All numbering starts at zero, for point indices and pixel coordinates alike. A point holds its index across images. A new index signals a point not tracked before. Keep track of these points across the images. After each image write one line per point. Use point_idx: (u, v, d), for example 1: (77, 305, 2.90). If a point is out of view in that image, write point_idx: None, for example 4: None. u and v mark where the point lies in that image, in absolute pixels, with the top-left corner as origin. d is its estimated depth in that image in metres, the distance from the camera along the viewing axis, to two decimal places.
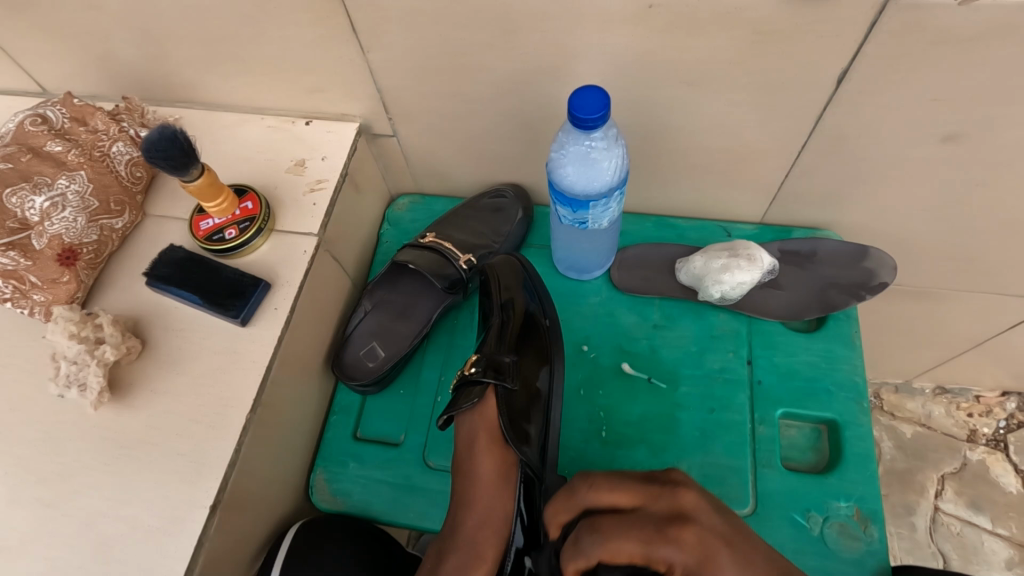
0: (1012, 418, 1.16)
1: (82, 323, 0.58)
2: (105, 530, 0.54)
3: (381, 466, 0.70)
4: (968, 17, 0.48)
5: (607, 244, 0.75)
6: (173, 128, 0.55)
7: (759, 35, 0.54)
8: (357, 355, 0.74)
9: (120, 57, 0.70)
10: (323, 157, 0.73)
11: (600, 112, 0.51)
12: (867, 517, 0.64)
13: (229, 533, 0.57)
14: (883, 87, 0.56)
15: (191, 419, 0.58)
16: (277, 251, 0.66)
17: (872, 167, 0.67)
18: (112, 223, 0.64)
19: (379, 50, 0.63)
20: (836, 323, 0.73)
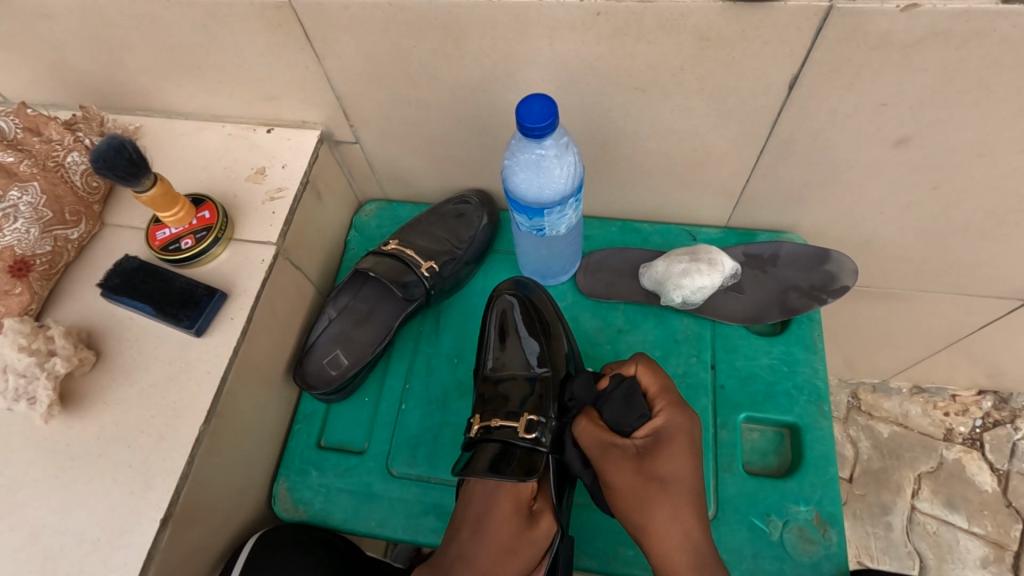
0: (987, 417, 1.17)
1: (33, 336, 0.57)
2: (53, 544, 0.53)
3: (343, 475, 0.70)
4: (908, 23, 0.48)
5: (570, 250, 0.75)
6: (121, 139, 0.55)
7: (704, 42, 0.54)
8: (320, 363, 0.74)
9: (75, 65, 0.70)
10: (283, 165, 0.73)
11: (546, 121, 0.51)
12: (826, 521, 0.64)
13: (183, 544, 0.57)
14: (831, 91, 0.57)
15: (142, 430, 0.58)
16: (234, 261, 0.66)
17: (828, 170, 0.67)
18: (67, 233, 0.64)
19: (333, 58, 0.63)
20: (797, 326, 0.74)
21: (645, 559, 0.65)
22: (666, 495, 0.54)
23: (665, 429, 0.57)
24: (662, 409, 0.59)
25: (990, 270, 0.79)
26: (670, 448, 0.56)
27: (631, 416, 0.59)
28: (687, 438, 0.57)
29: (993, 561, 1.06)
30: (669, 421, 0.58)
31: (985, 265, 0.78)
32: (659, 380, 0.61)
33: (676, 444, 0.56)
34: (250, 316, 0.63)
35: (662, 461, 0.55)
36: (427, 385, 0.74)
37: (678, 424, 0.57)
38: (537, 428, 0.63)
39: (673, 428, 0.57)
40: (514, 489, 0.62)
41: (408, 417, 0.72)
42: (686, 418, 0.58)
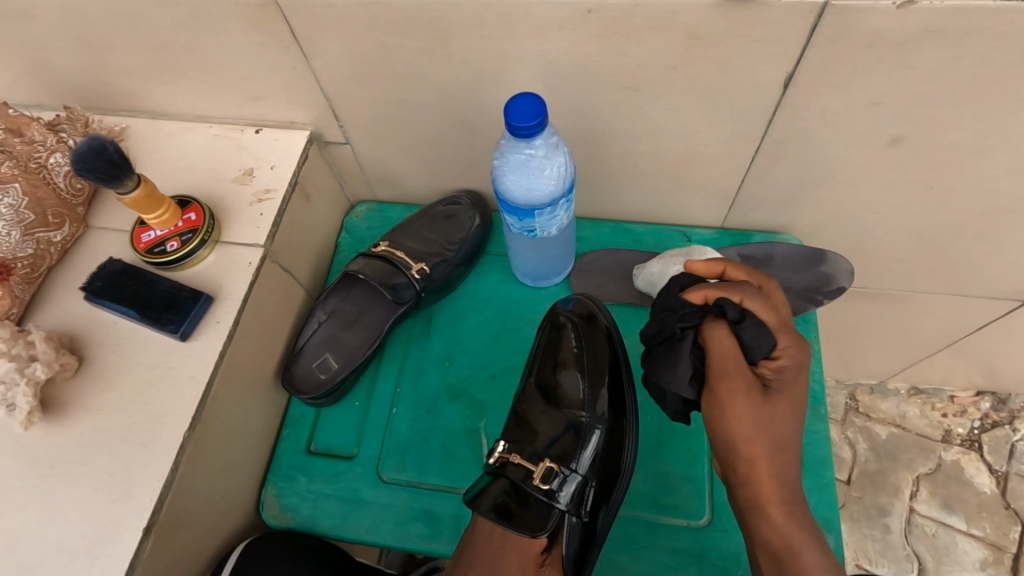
0: (986, 418, 1.16)
1: (12, 340, 0.55)
2: (30, 554, 0.52)
3: (331, 481, 0.69)
4: (903, 20, 0.47)
5: (563, 251, 0.74)
6: (102, 139, 0.54)
7: (695, 40, 0.53)
8: (309, 367, 0.73)
9: (57, 65, 0.69)
10: (271, 166, 0.72)
11: (535, 120, 0.50)
12: (823, 526, 0.63)
13: (166, 554, 0.56)
14: (825, 90, 0.56)
15: (123, 437, 0.56)
16: (220, 263, 0.65)
17: (823, 170, 0.66)
18: (49, 236, 0.63)
19: (319, 57, 0.62)
20: (793, 328, 0.73)
21: (639, 565, 0.64)
22: (767, 429, 0.51)
23: (786, 367, 0.52)
24: (789, 344, 0.53)
25: (988, 271, 0.78)
26: (790, 388, 0.52)
27: (758, 350, 0.52)
28: (802, 373, 0.53)
29: (992, 564, 1.05)
30: (791, 355, 0.53)
31: (982, 265, 0.77)
32: (774, 314, 0.53)
33: (798, 384, 0.53)
34: (236, 319, 0.62)
35: (779, 402, 0.52)
36: (417, 389, 0.73)
37: (801, 358, 0.53)
38: (554, 480, 0.59)
39: (795, 367, 0.53)
40: (520, 544, 0.60)
41: (398, 422, 0.71)
42: (799, 349, 0.53)
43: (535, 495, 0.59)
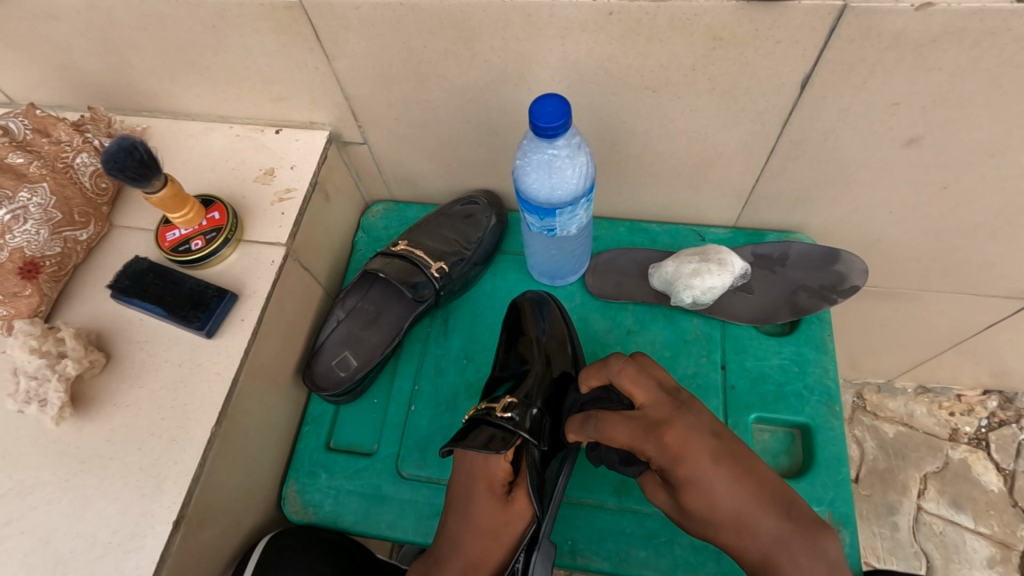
0: (992, 417, 1.17)
1: (43, 337, 0.57)
2: (63, 547, 0.53)
3: (352, 477, 0.70)
4: (922, 22, 0.48)
5: (579, 251, 0.75)
6: (132, 140, 0.55)
7: (715, 42, 0.54)
8: (329, 364, 0.74)
9: (83, 67, 0.70)
10: (292, 166, 0.72)
11: (559, 121, 0.51)
12: (839, 522, 0.64)
13: (193, 549, 0.56)
14: (842, 91, 0.57)
15: (152, 433, 0.57)
16: (244, 262, 0.66)
17: (838, 170, 0.67)
18: (76, 234, 0.64)
19: (342, 58, 0.63)
20: (807, 326, 0.74)
21: (657, 560, 0.64)
22: (701, 509, 0.50)
23: (662, 466, 0.52)
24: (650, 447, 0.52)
25: (998, 270, 0.79)
26: (683, 475, 0.50)
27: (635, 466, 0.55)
28: (682, 446, 0.50)
29: (1000, 561, 1.06)
30: (656, 454, 0.52)
31: (993, 265, 0.78)
32: (624, 438, 0.54)
33: (682, 464, 0.50)
34: (260, 317, 0.63)
35: (687, 491, 0.50)
36: (436, 387, 0.74)
37: (663, 453, 0.51)
38: (514, 409, 0.62)
39: (669, 459, 0.51)
40: (487, 471, 0.61)
41: (417, 419, 0.72)
42: (667, 451, 0.51)
43: (501, 423, 0.61)
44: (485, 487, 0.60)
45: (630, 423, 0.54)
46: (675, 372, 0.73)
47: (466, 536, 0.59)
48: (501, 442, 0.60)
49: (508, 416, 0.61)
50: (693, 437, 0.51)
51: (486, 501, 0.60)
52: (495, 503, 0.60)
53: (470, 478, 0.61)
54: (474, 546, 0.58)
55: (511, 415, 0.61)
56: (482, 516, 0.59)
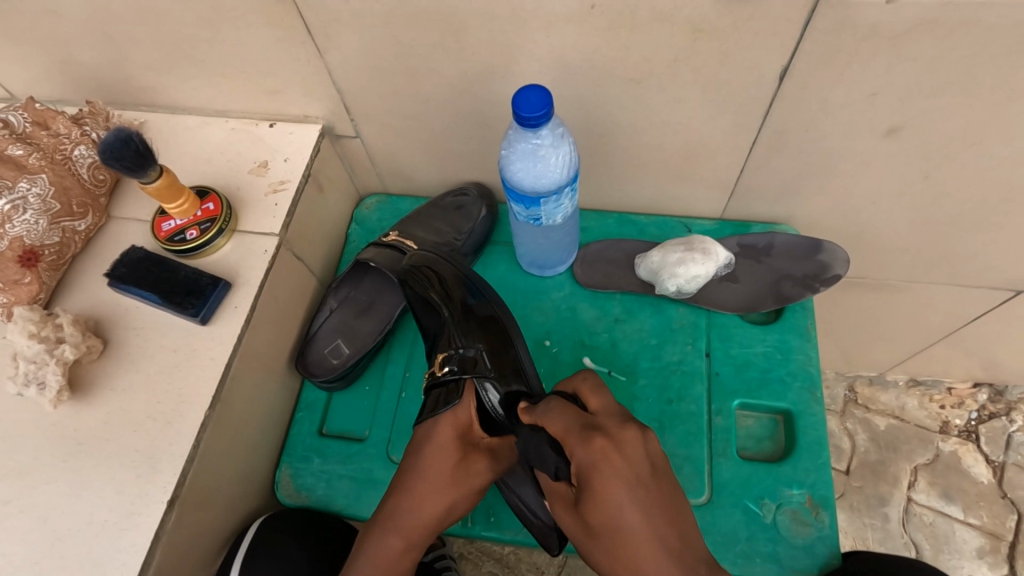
0: (983, 410, 1.18)
1: (42, 323, 0.59)
2: (61, 525, 0.55)
3: (344, 461, 0.72)
4: (895, 13, 0.50)
5: (566, 241, 0.76)
6: (128, 131, 0.56)
7: (696, 34, 0.55)
8: (322, 352, 0.76)
9: (83, 62, 0.72)
10: (285, 158, 0.74)
11: (542, 110, 0.53)
12: (820, 504, 0.65)
13: (188, 528, 0.58)
14: (821, 82, 0.58)
15: (148, 416, 0.59)
16: (238, 251, 0.67)
17: (820, 161, 0.68)
18: (74, 225, 0.65)
19: (335, 52, 0.64)
20: (792, 315, 0.75)
21: None
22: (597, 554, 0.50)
23: (582, 470, 0.49)
24: (598, 443, 0.49)
25: (981, 261, 0.80)
26: (595, 490, 0.48)
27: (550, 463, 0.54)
28: (608, 463, 0.48)
29: (989, 552, 1.07)
30: (582, 453, 0.50)
31: (976, 256, 0.79)
32: (563, 422, 0.54)
33: (600, 485, 0.48)
34: (255, 304, 0.65)
35: (596, 504, 0.48)
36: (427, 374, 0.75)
37: (589, 454, 0.49)
38: (450, 362, 0.65)
39: (596, 474, 0.48)
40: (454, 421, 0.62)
41: (408, 405, 0.74)
42: (612, 428, 0.51)
43: (443, 380, 0.65)
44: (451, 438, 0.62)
45: (571, 415, 0.54)
46: (661, 359, 0.74)
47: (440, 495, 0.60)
48: (453, 390, 0.64)
49: (449, 369, 0.65)
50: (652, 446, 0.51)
51: (449, 453, 0.61)
52: (450, 453, 0.61)
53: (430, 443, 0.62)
54: (445, 493, 0.60)
55: (450, 368, 0.64)
56: (439, 466, 0.60)
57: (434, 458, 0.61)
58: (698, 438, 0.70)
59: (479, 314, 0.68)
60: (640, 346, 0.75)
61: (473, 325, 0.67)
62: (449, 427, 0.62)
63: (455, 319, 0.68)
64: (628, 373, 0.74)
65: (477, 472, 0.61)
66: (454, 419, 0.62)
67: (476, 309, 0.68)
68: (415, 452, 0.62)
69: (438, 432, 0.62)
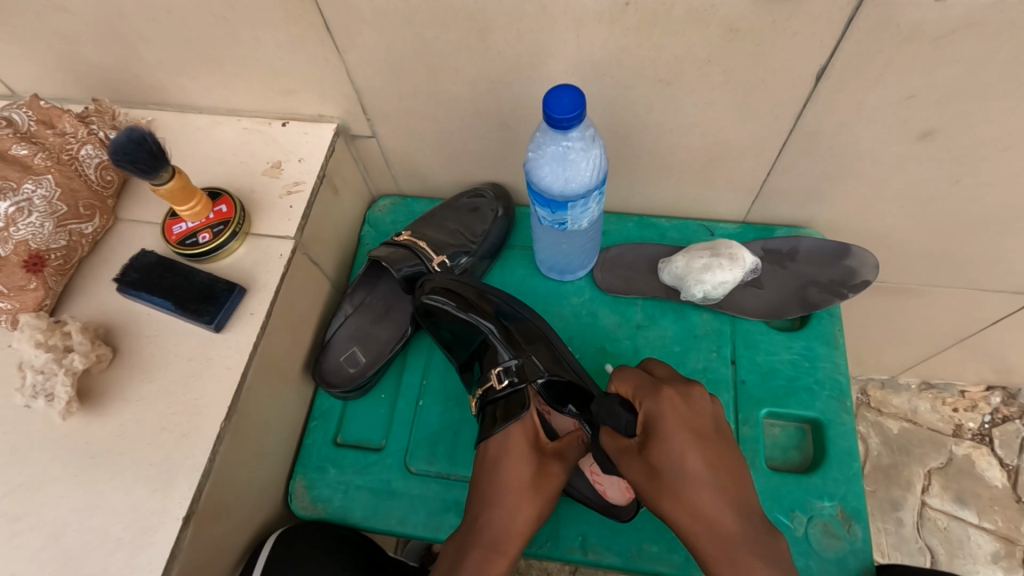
0: (996, 412, 1.17)
1: (50, 332, 0.56)
2: (73, 543, 0.53)
3: (361, 472, 0.69)
4: (942, 14, 0.48)
5: (589, 246, 0.74)
6: (141, 131, 0.54)
7: (731, 33, 0.53)
8: (338, 360, 0.74)
9: (89, 59, 0.69)
10: (300, 159, 0.72)
11: (575, 113, 0.50)
12: (851, 516, 0.64)
13: (204, 544, 0.56)
14: (859, 83, 0.56)
15: (161, 428, 0.57)
16: (253, 255, 0.65)
17: (850, 164, 0.67)
18: (81, 228, 0.63)
19: (353, 50, 0.62)
20: (817, 321, 0.74)
21: (669, 556, 0.64)
22: (666, 495, 0.53)
23: (650, 415, 0.55)
24: (666, 394, 0.56)
25: (1006, 265, 0.79)
26: (659, 431, 0.54)
27: (619, 422, 0.58)
28: (674, 410, 0.55)
29: (1004, 557, 1.06)
30: (650, 402, 0.56)
31: (1002, 260, 0.78)
32: (631, 384, 0.60)
33: (665, 431, 0.54)
34: (270, 310, 0.62)
35: (655, 442, 0.54)
36: (445, 382, 0.73)
37: (656, 402, 0.55)
38: (506, 376, 0.63)
39: (665, 420, 0.54)
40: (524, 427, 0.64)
41: (426, 414, 0.72)
42: (681, 387, 0.57)
43: (502, 395, 0.64)
44: (523, 445, 0.63)
45: (644, 379, 0.60)
46: (685, 367, 0.72)
47: (528, 501, 0.60)
48: (517, 404, 0.63)
49: (508, 383, 0.63)
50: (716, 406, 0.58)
51: (527, 461, 0.62)
52: (526, 463, 0.62)
53: (504, 452, 0.62)
54: (533, 497, 0.60)
55: (508, 383, 0.63)
56: (520, 476, 0.61)
57: (514, 467, 0.61)
58: None
59: (517, 323, 0.67)
60: (663, 353, 0.73)
61: (519, 336, 0.66)
62: (519, 434, 0.63)
63: (497, 336, 0.65)
64: None
65: (555, 473, 0.63)
66: (522, 426, 0.64)
67: (512, 322, 0.67)
68: (491, 468, 0.62)
69: (512, 443, 0.63)
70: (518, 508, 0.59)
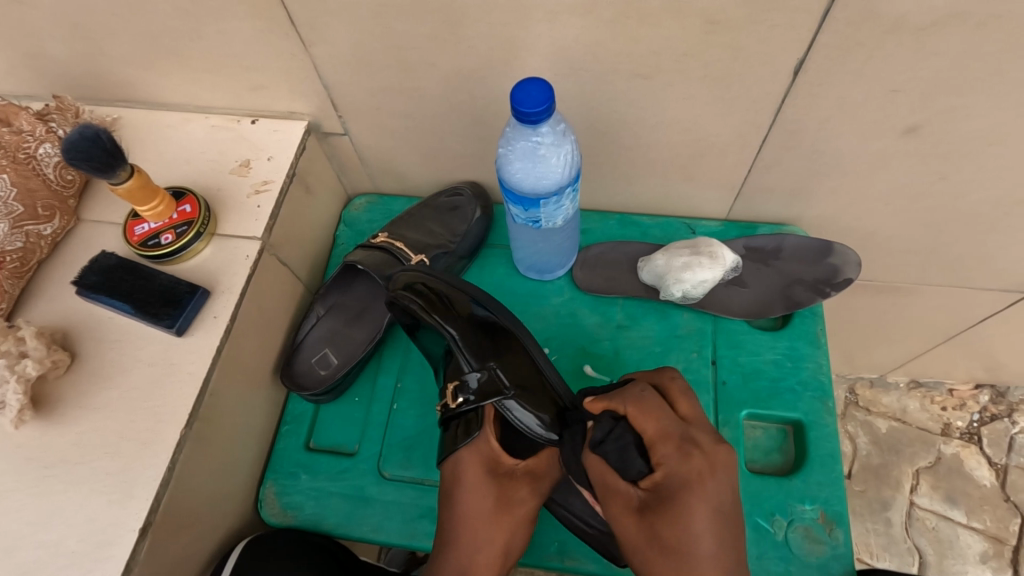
0: (986, 411, 1.16)
1: (3, 336, 0.55)
2: (25, 557, 0.51)
3: (333, 478, 0.68)
4: (922, 4, 0.47)
5: (567, 244, 0.73)
6: (96, 128, 0.52)
7: (707, 26, 0.52)
8: (309, 362, 0.72)
9: (50, 54, 0.67)
10: (270, 158, 0.70)
11: (543, 106, 0.49)
12: (834, 520, 0.62)
13: (165, 556, 0.54)
14: (839, 77, 0.55)
15: (121, 436, 0.55)
16: (219, 257, 0.63)
17: (832, 160, 0.65)
18: (40, 229, 0.61)
19: (321, 44, 0.60)
20: (801, 320, 0.72)
21: None
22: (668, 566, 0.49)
23: (669, 477, 0.50)
24: (695, 465, 0.49)
25: (992, 262, 0.78)
26: (674, 501, 0.49)
27: (632, 467, 0.53)
28: (705, 489, 0.49)
29: (993, 556, 1.05)
30: (674, 464, 0.50)
31: (986, 257, 0.77)
32: (659, 426, 0.53)
33: (684, 503, 0.48)
34: (236, 313, 0.61)
35: (668, 512, 0.49)
36: (421, 385, 0.72)
37: (684, 471, 0.49)
38: (462, 393, 0.60)
39: (676, 467, 0.50)
40: (479, 452, 0.61)
41: (401, 418, 0.70)
42: (708, 446, 0.51)
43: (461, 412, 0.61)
44: (479, 474, 0.60)
45: (662, 411, 0.54)
46: (666, 368, 0.71)
47: (490, 531, 0.58)
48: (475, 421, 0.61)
49: (464, 400, 0.60)
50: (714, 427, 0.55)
51: (492, 489, 0.60)
52: (484, 492, 0.59)
53: (457, 481, 0.60)
54: (496, 529, 0.59)
55: (465, 400, 0.60)
56: (479, 507, 0.59)
57: (470, 499, 0.59)
58: None
59: (484, 333, 0.63)
60: (644, 354, 0.72)
61: (484, 345, 0.62)
62: (473, 462, 0.60)
63: (459, 344, 0.62)
64: None
65: (519, 500, 0.60)
66: (476, 451, 0.61)
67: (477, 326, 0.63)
68: (449, 498, 0.60)
69: (466, 472, 0.60)
70: (481, 544, 0.58)
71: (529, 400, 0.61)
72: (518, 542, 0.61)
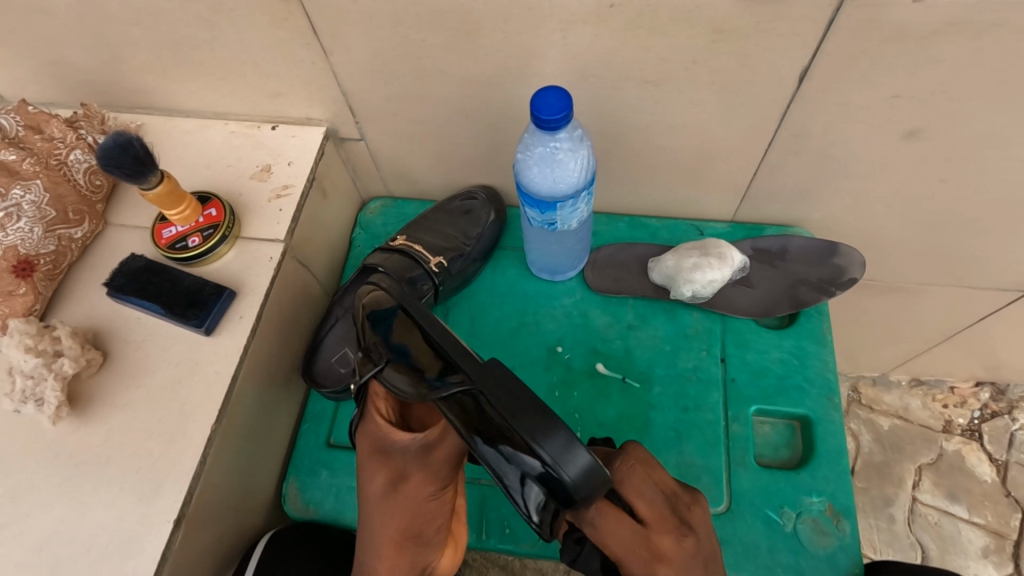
0: (985, 408, 1.18)
1: (40, 336, 0.57)
2: (61, 549, 0.53)
3: (354, 474, 0.69)
4: (922, 14, 0.49)
5: (579, 246, 0.75)
6: (128, 135, 0.54)
7: (716, 34, 0.54)
8: (329, 362, 0.73)
9: (77, 63, 0.69)
10: (289, 163, 0.72)
11: (562, 113, 0.51)
12: (840, 513, 0.64)
13: (196, 548, 0.56)
14: (842, 83, 0.57)
15: (152, 432, 0.57)
16: (242, 259, 0.65)
17: (836, 163, 0.67)
18: (70, 232, 0.63)
19: (341, 53, 0.62)
20: (807, 320, 0.74)
21: None
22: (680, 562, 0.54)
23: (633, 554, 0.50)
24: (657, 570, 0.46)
25: (991, 262, 0.80)
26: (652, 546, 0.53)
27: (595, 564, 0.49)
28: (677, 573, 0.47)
29: (994, 551, 1.07)
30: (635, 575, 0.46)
31: (985, 257, 0.79)
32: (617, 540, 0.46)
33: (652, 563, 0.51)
34: (260, 313, 0.63)
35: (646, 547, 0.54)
36: None
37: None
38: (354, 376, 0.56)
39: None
40: (369, 430, 0.56)
41: None
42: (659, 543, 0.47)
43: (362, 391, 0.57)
44: (371, 451, 0.57)
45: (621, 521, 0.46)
46: (676, 366, 0.73)
47: (389, 513, 0.55)
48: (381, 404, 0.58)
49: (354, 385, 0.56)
50: (688, 542, 0.48)
51: (382, 469, 0.55)
52: (375, 473, 0.55)
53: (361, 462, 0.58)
54: (392, 508, 0.54)
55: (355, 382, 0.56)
56: (373, 489, 0.56)
57: (366, 482, 0.56)
58: (716, 446, 0.68)
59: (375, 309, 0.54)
60: (655, 353, 0.74)
61: (370, 326, 0.54)
62: (364, 442, 0.57)
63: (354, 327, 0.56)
64: (643, 381, 0.72)
65: (409, 475, 0.53)
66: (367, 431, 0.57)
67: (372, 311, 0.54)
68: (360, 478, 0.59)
69: (361, 449, 0.58)
70: (378, 528, 0.55)
71: (401, 361, 0.49)
72: (435, 516, 0.55)
